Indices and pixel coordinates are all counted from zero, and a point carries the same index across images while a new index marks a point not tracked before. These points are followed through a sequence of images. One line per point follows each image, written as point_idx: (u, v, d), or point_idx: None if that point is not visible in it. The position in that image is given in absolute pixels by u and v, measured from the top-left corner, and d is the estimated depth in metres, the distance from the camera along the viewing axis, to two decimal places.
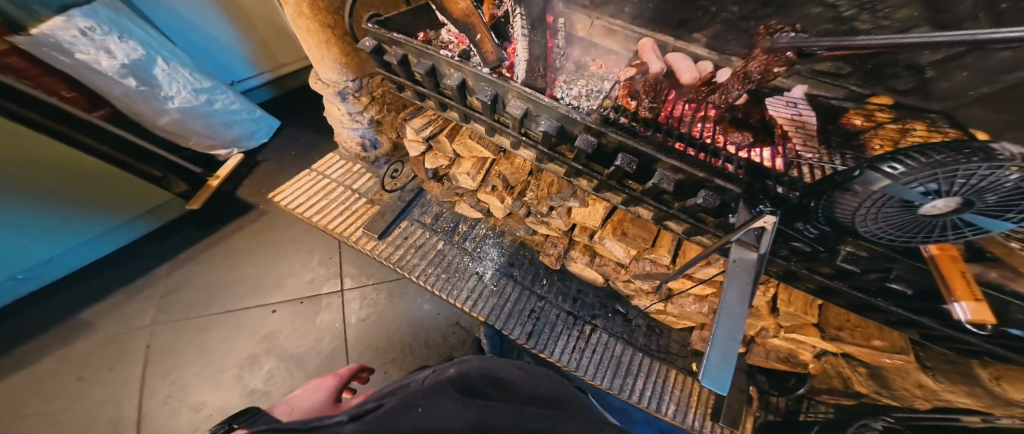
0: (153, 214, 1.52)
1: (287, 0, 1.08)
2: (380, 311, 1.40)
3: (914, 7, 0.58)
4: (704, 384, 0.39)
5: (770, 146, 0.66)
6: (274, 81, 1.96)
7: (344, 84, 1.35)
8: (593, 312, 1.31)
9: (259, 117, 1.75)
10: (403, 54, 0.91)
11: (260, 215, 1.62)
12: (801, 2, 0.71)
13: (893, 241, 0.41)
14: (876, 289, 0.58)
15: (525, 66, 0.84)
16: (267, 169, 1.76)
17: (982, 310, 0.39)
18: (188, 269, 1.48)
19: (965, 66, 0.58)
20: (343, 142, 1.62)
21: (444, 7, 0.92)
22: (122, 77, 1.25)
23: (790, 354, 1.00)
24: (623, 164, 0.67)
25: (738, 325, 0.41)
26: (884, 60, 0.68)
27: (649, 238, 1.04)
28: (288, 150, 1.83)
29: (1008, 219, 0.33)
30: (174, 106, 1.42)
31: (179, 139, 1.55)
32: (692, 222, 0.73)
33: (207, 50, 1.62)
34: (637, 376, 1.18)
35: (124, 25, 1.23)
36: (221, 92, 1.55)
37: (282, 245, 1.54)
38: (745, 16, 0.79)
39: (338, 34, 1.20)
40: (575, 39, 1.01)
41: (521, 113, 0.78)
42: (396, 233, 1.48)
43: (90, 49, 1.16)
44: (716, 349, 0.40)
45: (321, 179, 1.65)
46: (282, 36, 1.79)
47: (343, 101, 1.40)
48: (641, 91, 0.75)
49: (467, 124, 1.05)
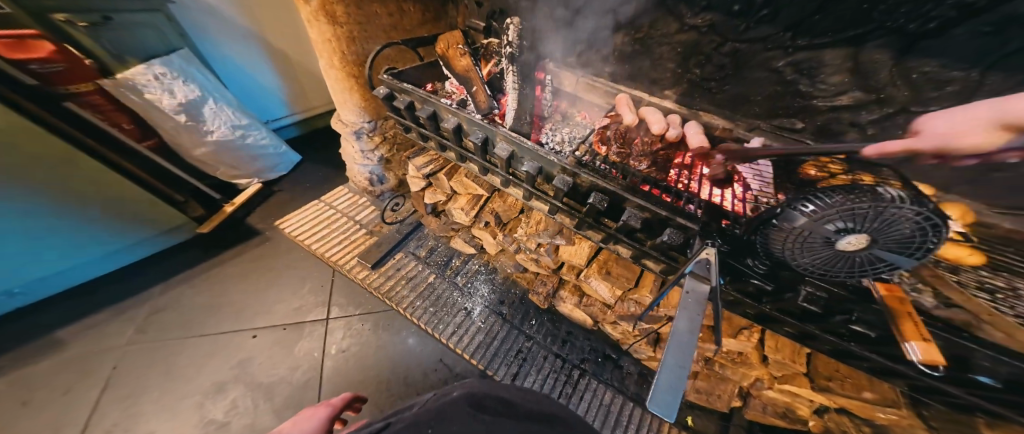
0: (170, 235, 1.60)
1: (323, 55, 1.27)
2: (362, 343, 1.36)
3: (844, 75, 0.66)
4: (653, 409, 0.40)
5: (733, 191, 0.70)
6: (304, 121, 2.17)
7: (360, 124, 1.51)
8: (583, 356, 1.26)
9: (283, 152, 1.92)
10: (409, 100, 1.03)
11: (264, 240, 1.69)
12: (751, 68, 0.79)
13: (828, 275, 0.46)
14: (848, 333, 0.57)
15: (514, 114, 0.95)
16: (278, 198, 1.87)
17: (930, 351, 0.41)
18: (178, 290, 1.50)
19: (898, 126, 0.64)
20: (354, 176, 1.75)
21: (449, 64, 1.10)
22: (176, 113, 1.44)
23: (788, 408, 0.93)
24: (596, 202, 0.72)
25: (686, 353, 0.44)
26: (830, 117, 0.74)
27: (632, 277, 1.05)
28: (303, 180, 1.96)
29: (911, 255, 0.38)
30: (211, 138, 1.57)
31: (209, 169, 1.69)
32: (664, 260, 0.75)
33: (252, 95, 1.86)
34: (627, 430, 1.09)
35: (189, 72, 1.48)
36: (255, 129, 1.74)
37: (280, 269, 1.58)
38: (706, 78, 0.89)
39: (361, 83, 1.38)
40: (562, 94, 1.15)
41: (507, 155, 0.85)
42: (389, 263, 1.51)
43: (158, 90, 1.38)
44: (665, 374, 0.43)
45: (327, 209, 1.75)
46: (315, 84, 2.04)
47: (357, 139, 1.55)
48: (611, 138, 0.87)
49: (463, 164, 1.14)
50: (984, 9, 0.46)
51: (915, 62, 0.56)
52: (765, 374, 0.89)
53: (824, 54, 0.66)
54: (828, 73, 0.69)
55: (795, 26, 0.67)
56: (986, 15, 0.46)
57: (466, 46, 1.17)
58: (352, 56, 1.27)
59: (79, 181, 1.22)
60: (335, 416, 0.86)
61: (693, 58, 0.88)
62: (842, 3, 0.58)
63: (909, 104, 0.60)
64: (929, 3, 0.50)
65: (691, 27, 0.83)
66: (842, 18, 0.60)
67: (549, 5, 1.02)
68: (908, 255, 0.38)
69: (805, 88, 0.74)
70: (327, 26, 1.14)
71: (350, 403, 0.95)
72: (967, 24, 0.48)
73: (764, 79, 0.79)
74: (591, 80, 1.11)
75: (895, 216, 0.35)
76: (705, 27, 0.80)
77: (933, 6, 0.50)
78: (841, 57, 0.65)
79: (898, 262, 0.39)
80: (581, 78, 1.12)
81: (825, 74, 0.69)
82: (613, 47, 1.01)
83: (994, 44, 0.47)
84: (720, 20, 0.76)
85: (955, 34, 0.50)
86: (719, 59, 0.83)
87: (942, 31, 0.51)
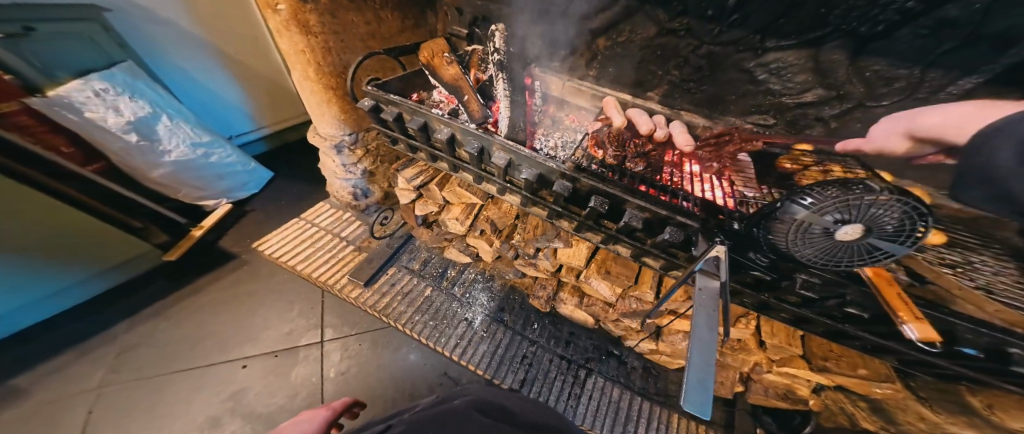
0: (128, 266, 1.47)
1: (298, 67, 1.19)
2: (361, 363, 1.31)
3: (807, 74, 0.71)
4: (687, 408, 0.40)
5: (720, 189, 0.72)
6: (273, 134, 2.06)
7: (341, 138, 1.43)
8: (587, 355, 1.27)
9: (252, 169, 1.82)
10: (398, 112, 0.99)
11: (240, 264, 1.59)
12: (725, 69, 0.82)
13: (830, 264, 0.49)
14: (840, 315, 0.61)
15: (507, 121, 0.94)
16: (252, 219, 1.77)
17: (925, 329, 0.45)
18: (149, 325, 1.38)
19: (857, 119, 0.70)
20: (335, 191, 1.65)
21: (436, 73, 1.08)
22: (125, 133, 1.30)
23: (788, 390, 0.98)
24: (597, 205, 0.73)
25: (710, 351, 0.46)
26: (797, 113, 0.79)
27: (632, 275, 1.07)
28: (277, 197, 1.87)
29: (903, 243, 0.41)
30: (170, 159, 1.46)
31: (169, 191, 1.56)
32: (665, 256, 0.76)
33: (213, 110, 1.73)
34: (638, 424, 1.11)
35: (137, 87, 1.34)
36: (219, 147, 1.63)
37: (259, 295, 1.48)
38: (685, 79, 0.90)
39: (341, 94, 1.31)
40: (550, 99, 1.15)
41: (504, 164, 0.85)
42: (382, 280, 1.43)
43: (100, 108, 1.23)
44: (693, 373, 0.44)
45: (309, 227, 1.64)
46: (282, 96, 1.94)
47: (338, 154, 1.47)
48: (606, 141, 0.87)
49: (456, 173, 1.11)
50: (919, 15, 0.52)
51: (868, 61, 0.62)
52: (764, 358, 0.94)
53: (789, 55, 0.70)
54: (792, 72, 0.73)
55: (764, 29, 0.69)
56: (922, 20, 0.52)
57: (451, 54, 1.15)
58: (327, 66, 1.20)
59: (23, 210, 1.08)
60: (335, 419, 0.83)
61: (672, 60, 0.88)
62: (802, 9, 0.62)
63: (864, 99, 0.67)
64: (876, 8, 0.55)
65: (669, 31, 0.83)
66: (803, 24, 0.64)
67: (530, 11, 1.02)
68: (899, 243, 0.42)
69: (775, 87, 0.77)
70: (300, 36, 1.07)
71: (349, 407, 0.92)
72: (909, 26, 0.53)
73: (738, 80, 0.82)
74: (572, 84, 1.10)
75: (885, 207, 0.38)
76: (682, 31, 0.81)
77: (879, 11, 0.55)
78: (804, 57, 0.69)
79: (892, 250, 0.43)
80: (567, 82, 1.11)
81: (791, 73, 0.73)
82: (593, 51, 1.01)
83: (931, 45, 0.53)
84: (695, 25, 0.78)
85: (899, 36, 0.55)
86: (696, 61, 0.84)
87: (887, 33, 0.57)
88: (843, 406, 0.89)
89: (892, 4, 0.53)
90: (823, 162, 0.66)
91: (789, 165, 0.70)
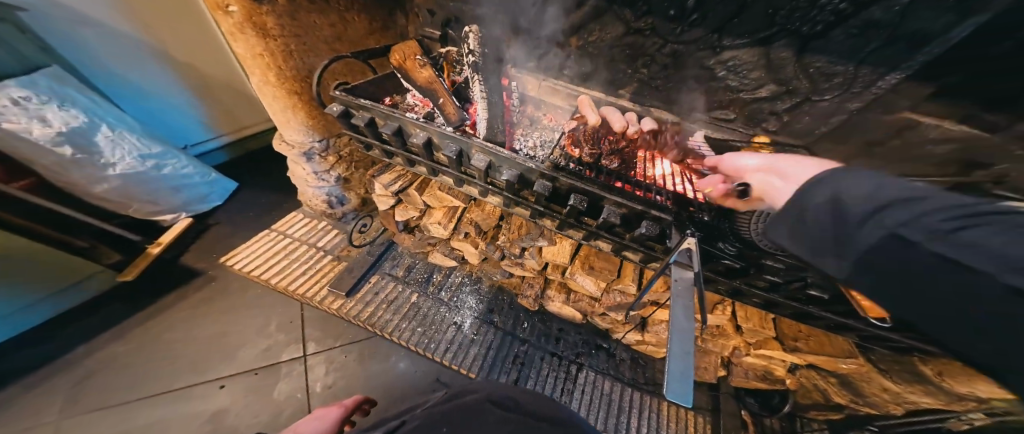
0: (74, 290, 1.34)
1: (255, 71, 1.10)
2: (350, 375, 1.28)
3: (760, 71, 0.74)
4: (670, 397, 0.42)
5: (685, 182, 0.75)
6: (235, 144, 1.85)
7: (310, 145, 1.35)
8: (577, 350, 1.29)
9: (214, 180, 1.65)
10: (369, 117, 0.97)
11: (210, 279, 1.49)
12: (687, 68, 0.85)
13: None
14: (804, 297, 0.65)
15: (486, 124, 0.94)
16: (216, 233, 1.63)
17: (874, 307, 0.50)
18: (111, 350, 1.29)
19: (805, 113, 0.75)
20: (308, 200, 1.58)
21: (409, 77, 1.06)
22: (57, 145, 1.14)
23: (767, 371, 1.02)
24: (576, 203, 0.74)
25: (689, 340, 0.48)
26: (754, 108, 0.83)
27: (614, 269, 1.08)
28: (244, 211, 1.71)
29: None
30: (115, 172, 1.30)
31: (116, 207, 1.39)
32: (644, 250, 0.78)
33: (160, 116, 1.55)
34: (630, 414, 1.14)
35: (67, 95, 1.19)
36: (172, 157, 1.48)
37: (234, 313, 1.41)
38: (654, 77, 0.92)
39: (305, 99, 1.23)
40: (528, 98, 1.14)
41: (485, 166, 0.84)
42: (365, 289, 1.40)
43: (22, 118, 1.06)
44: (675, 363, 0.45)
45: (281, 239, 1.54)
46: (244, 103, 1.74)
47: (308, 161, 1.39)
48: (581, 140, 0.88)
49: (436, 177, 1.10)
50: (850, 15, 0.57)
51: (811, 59, 0.67)
52: (741, 342, 0.97)
53: (744, 52, 0.74)
54: (748, 69, 0.76)
55: (720, 28, 0.72)
56: (853, 20, 0.57)
57: (424, 56, 1.14)
58: (291, 70, 1.13)
59: None
60: (346, 418, 0.81)
61: (640, 59, 0.90)
62: (752, 9, 0.65)
63: (810, 94, 0.72)
64: (814, 9, 0.60)
65: (636, 30, 0.85)
66: (754, 22, 0.67)
67: (499, 12, 1.02)
68: None
69: (732, 83, 0.81)
70: (256, 39, 0.99)
71: (360, 404, 0.89)
72: (841, 27, 0.59)
73: (701, 77, 0.84)
74: (548, 84, 1.11)
75: None
76: (648, 30, 0.83)
77: (817, 12, 0.59)
78: (757, 55, 0.72)
79: None
80: (543, 82, 1.12)
81: (746, 70, 0.76)
82: (563, 50, 1.02)
83: (862, 43, 0.59)
84: (660, 24, 0.80)
85: (833, 35, 0.61)
86: (661, 59, 0.86)
87: (823, 33, 0.62)
88: (816, 383, 0.94)
89: (828, 5, 0.58)
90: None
91: None
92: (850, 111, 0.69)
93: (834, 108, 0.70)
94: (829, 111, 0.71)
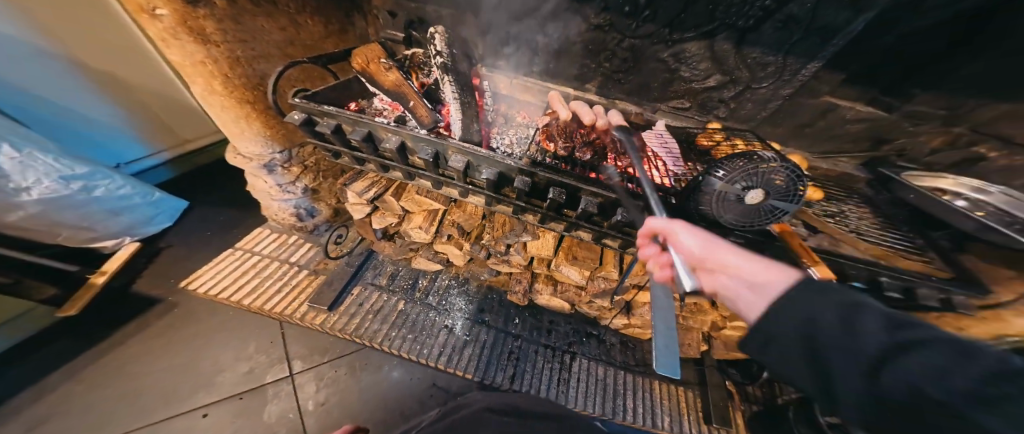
0: (6, 331, 1.21)
1: (195, 79, 0.98)
2: (342, 390, 1.25)
3: (707, 62, 0.81)
4: (660, 371, 0.44)
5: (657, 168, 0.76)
6: (179, 159, 1.69)
7: (270, 156, 1.24)
8: (569, 340, 1.32)
9: (159, 200, 1.52)
10: (335, 124, 0.94)
11: (174, 305, 1.40)
12: (643, 65, 0.90)
13: (751, 225, 0.55)
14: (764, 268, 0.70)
15: (460, 124, 0.92)
16: (170, 256, 1.52)
17: (824, 270, 0.51)
18: (66, 389, 1.19)
19: (747, 99, 0.85)
20: (274, 214, 1.46)
21: (375, 80, 1.04)
22: None
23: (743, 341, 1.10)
24: (555, 196, 0.76)
25: (670, 316, 0.50)
26: (706, 97, 0.89)
27: (597, 257, 1.12)
28: (200, 231, 1.60)
29: (795, 200, 0.50)
30: (30, 198, 1.09)
31: (40, 236, 1.22)
32: (622, 236, 0.82)
33: (77, 132, 1.31)
34: (626, 396, 1.18)
35: None
36: (103, 177, 1.28)
37: (203, 339, 1.33)
38: (615, 71, 0.95)
39: (260, 109, 1.12)
40: (501, 97, 1.15)
41: (463, 166, 0.84)
42: (347, 302, 1.33)
43: None
44: (661, 339, 0.48)
45: (249, 257, 1.43)
46: (181, 113, 1.56)
47: (270, 174, 1.27)
48: (556, 134, 0.90)
49: (412, 181, 1.09)
50: (776, 10, 0.66)
51: (748, 51, 0.75)
52: (718, 316, 1.03)
53: (691, 45, 0.80)
54: (696, 60, 0.83)
55: (670, 23, 0.77)
56: (778, 14, 0.67)
57: (389, 58, 1.10)
58: (239, 79, 1.02)
59: None
60: None
61: (602, 54, 0.93)
62: (695, 5, 0.71)
63: (750, 82, 0.81)
64: (746, 5, 0.68)
65: (595, 27, 0.88)
66: (699, 16, 0.73)
67: (464, 13, 1.03)
68: (792, 201, 0.50)
69: (685, 74, 0.86)
70: (194, 45, 0.88)
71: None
72: (770, 20, 0.68)
73: (656, 70, 0.89)
74: (521, 81, 1.12)
75: (770, 167, 0.47)
76: (606, 26, 0.86)
77: (750, 7, 0.68)
78: (702, 47, 0.79)
79: (787, 207, 0.51)
80: (514, 80, 1.12)
81: (695, 62, 0.83)
82: (529, 49, 1.03)
83: (786, 36, 0.69)
84: (617, 20, 0.83)
85: (764, 29, 0.70)
86: (620, 53, 0.90)
87: (756, 26, 0.70)
88: None
89: (757, 2, 0.66)
90: (729, 138, 0.81)
91: (706, 142, 0.82)
92: (783, 97, 0.81)
93: (771, 94, 0.81)
94: (767, 97, 0.82)
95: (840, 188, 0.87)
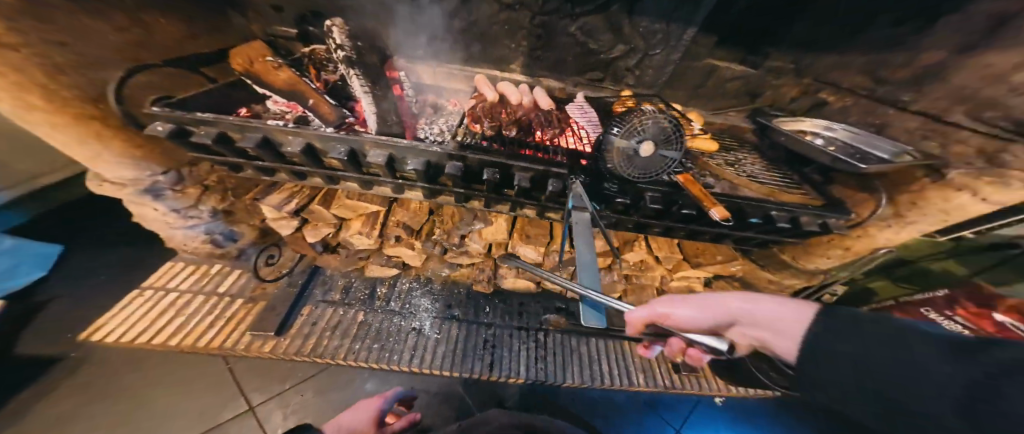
0: None
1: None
2: (314, 415, 1.18)
3: (608, 33, 0.87)
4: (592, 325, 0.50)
5: (571, 135, 0.82)
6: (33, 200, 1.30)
7: (151, 179, 0.94)
8: (541, 318, 1.37)
9: (16, 246, 1.22)
10: (217, 132, 0.78)
11: (74, 365, 1.17)
12: (556, 42, 0.93)
13: (651, 178, 0.60)
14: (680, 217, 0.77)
15: (376, 117, 0.83)
16: (53, 310, 1.26)
17: (722, 211, 0.57)
18: None
19: (647, 66, 0.94)
20: (182, 245, 1.21)
21: (263, 81, 0.93)
22: None
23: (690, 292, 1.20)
24: (490, 177, 0.76)
25: (594, 274, 0.53)
26: (614, 68, 0.96)
27: (546, 233, 1.18)
28: (85, 278, 1.34)
29: (679, 148, 0.56)
30: None
31: None
32: (557, 207, 0.85)
33: None
34: (601, 361, 1.27)
35: None
36: None
37: (121, 398, 1.13)
38: (533, 50, 0.97)
39: (113, 124, 0.82)
40: (424, 87, 1.09)
41: (385, 160, 0.80)
42: (300, 323, 1.21)
43: None
44: (587, 296, 0.50)
45: (161, 296, 1.20)
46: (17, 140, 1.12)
47: (157, 199, 0.99)
48: (481, 115, 0.86)
49: (337, 184, 1.01)
50: None
51: (639, 20, 0.83)
52: (664, 270, 1.09)
53: (593, 19, 0.85)
54: (600, 32, 0.88)
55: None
56: None
57: (276, 57, 1.01)
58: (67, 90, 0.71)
59: None
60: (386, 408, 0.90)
61: (518, 32, 0.94)
62: None
63: (646, 50, 0.90)
64: None
65: (506, 7, 0.88)
66: None
67: (367, 1, 0.96)
68: (677, 149, 0.56)
69: (593, 47, 0.91)
70: None
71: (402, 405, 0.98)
72: None
73: (567, 45, 0.93)
74: (444, 70, 1.09)
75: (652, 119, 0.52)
76: (515, 5, 0.87)
77: None
78: (600, 20, 0.85)
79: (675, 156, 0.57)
80: (436, 69, 1.09)
81: (598, 34, 0.88)
82: (444, 35, 1.01)
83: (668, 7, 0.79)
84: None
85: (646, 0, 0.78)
86: (533, 31, 0.92)
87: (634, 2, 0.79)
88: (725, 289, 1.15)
89: None
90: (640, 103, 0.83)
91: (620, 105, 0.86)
92: (674, 62, 0.92)
93: (664, 61, 0.92)
94: (661, 63, 0.92)
95: (729, 137, 0.99)
